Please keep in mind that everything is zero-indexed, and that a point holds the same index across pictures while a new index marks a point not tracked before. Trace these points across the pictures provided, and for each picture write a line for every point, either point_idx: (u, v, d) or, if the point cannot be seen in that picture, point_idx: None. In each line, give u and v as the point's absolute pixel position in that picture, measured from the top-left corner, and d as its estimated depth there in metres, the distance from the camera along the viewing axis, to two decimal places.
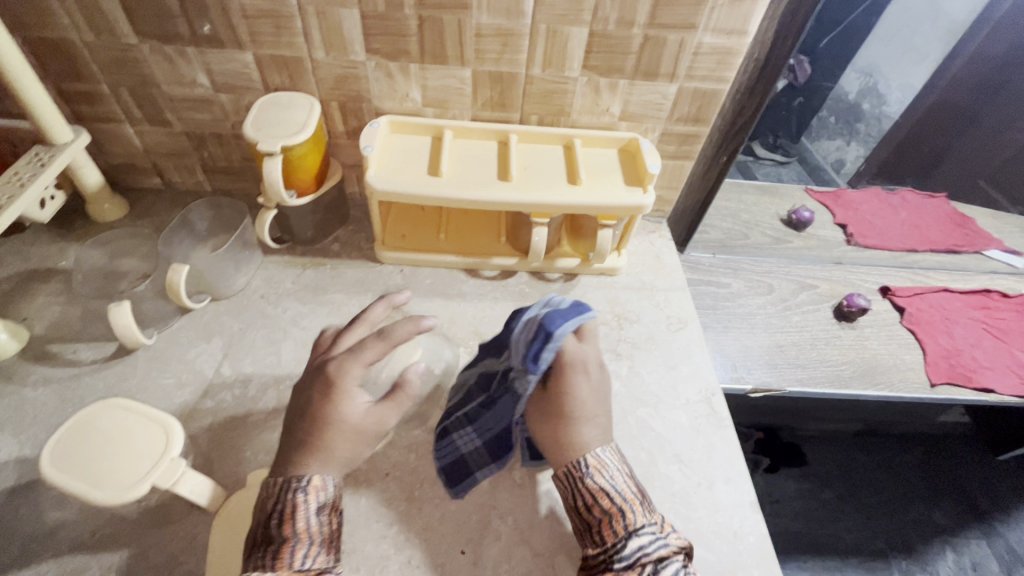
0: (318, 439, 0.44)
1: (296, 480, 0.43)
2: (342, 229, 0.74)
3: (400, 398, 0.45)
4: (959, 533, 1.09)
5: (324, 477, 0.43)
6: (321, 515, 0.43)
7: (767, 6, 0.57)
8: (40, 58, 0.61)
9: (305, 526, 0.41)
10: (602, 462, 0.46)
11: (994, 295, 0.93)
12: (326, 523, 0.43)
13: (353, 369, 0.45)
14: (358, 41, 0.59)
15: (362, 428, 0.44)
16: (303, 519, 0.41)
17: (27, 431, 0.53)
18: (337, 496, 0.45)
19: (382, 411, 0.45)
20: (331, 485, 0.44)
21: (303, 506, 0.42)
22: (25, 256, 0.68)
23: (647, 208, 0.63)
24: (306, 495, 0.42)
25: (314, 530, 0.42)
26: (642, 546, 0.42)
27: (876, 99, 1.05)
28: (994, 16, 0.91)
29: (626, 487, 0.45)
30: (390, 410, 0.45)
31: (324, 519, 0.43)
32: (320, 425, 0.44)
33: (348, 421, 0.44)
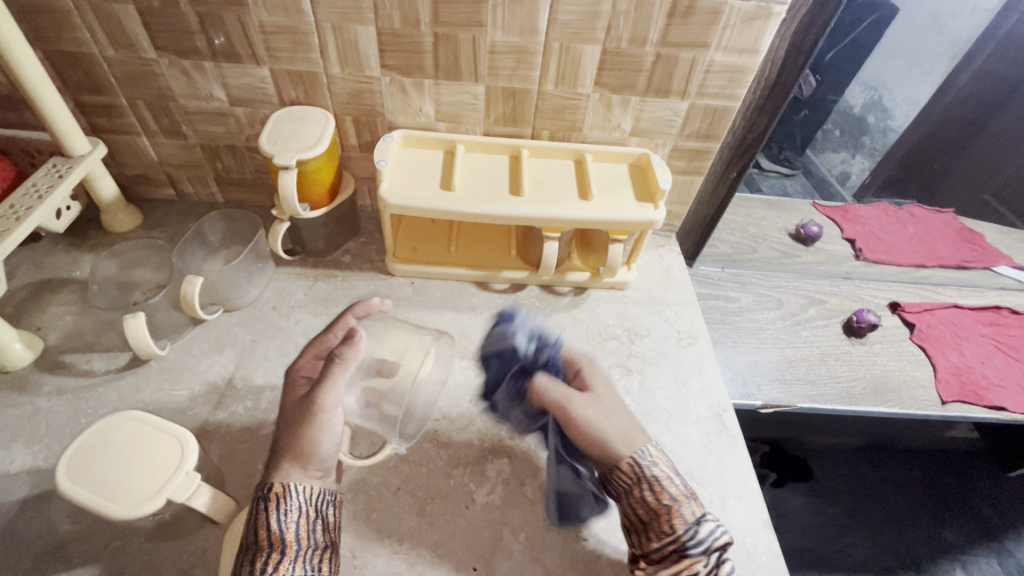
0: (280, 429, 0.48)
1: (262, 488, 0.45)
2: (354, 241, 0.75)
3: (331, 375, 0.48)
4: (970, 551, 1.08)
5: (284, 482, 0.45)
6: (287, 523, 0.44)
7: (779, 26, 0.57)
8: (60, 72, 0.62)
9: (266, 533, 0.43)
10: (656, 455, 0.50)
11: (1004, 311, 0.92)
12: (292, 531, 0.43)
13: (303, 361, 0.53)
14: (373, 57, 0.60)
15: (303, 408, 0.48)
16: (267, 527, 0.43)
17: (40, 442, 0.53)
18: (307, 502, 0.45)
19: (313, 389, 0.48)
20: (292, 490, 0.45)
21: (265, 515, 0.43)
22: (41, 266, 0.68)
23: (658, 223, 0.63)
24: (268, 504, 0.44)
25: (276, 537, 0.43)
26: (710, 532, 0.46)
27: (882, 112, 0.99)
28: (1000, 30, 0.91)
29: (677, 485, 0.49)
30: (324, 385, 0.48)
31: (289, 526, 0.44)
32: (281, 422, 0.49)
33: (293, 410, 0.49)
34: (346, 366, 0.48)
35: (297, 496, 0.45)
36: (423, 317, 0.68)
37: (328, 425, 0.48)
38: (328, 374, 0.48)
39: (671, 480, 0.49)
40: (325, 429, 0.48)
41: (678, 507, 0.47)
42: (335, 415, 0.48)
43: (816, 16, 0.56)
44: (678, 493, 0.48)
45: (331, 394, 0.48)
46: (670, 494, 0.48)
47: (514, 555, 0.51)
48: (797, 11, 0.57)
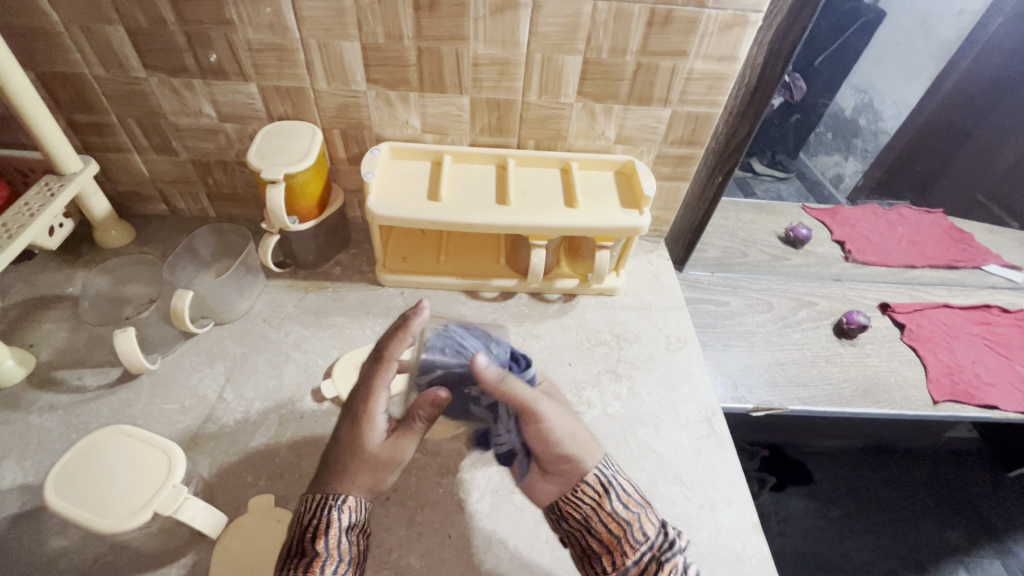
0: (346, 456, 0.48)
1: (332, 498, 0.46)
2: (344, 253, 0.75)
3: (419, 429, 0.49)
4: (973, 552, 1.07)
5: (357, 498, 0.47)
6: (349, 536, 0.45)
7: (755, 33, 0.58)
8: (52, 91, 0.63)
9: (337, 543, 0.44)
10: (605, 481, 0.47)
11: (994, 309, 0.93)
12: (354, 543, 0.45)
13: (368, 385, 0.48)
14: (358, 71, 0.61)
15: (382, 452, 0.48)
16: (336, 537, 0.44)
17: (31, 458, 0.54)
18: (363, 518, 0.47)
19: (398, 441, 0.48)
20: (360, 505, 0.47)
21: (336, 523, 0.44)
22: (35, 283, 0.69)
23: (644, 229, 0.64)
24: (340, 513, 0.45)
25: (344, 548, 0.44)
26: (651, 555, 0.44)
27: (873, 114, 1.01)
28: (983, 35, 0.92)
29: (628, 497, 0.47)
30: (374, 399, 0.49)
31: (351, 538, 0.45)
32: (350, 452, 0.48)
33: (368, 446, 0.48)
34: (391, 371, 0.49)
35: (362, 510, 0.47)
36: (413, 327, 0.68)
37: (388, 445, 0.48)
38: (372, 387, 0.49)
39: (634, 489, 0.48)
40: (393, 469, 0.49)
41: (636, 525, 0.45)
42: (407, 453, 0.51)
43: (792, 23, 0.57)
44: (629, 514, 0.46)
45: (411, 445, 0.49)
46: (620, 516, 0.46)
47: (504, 563, 0.51)
48: (773, 18, 0.58)
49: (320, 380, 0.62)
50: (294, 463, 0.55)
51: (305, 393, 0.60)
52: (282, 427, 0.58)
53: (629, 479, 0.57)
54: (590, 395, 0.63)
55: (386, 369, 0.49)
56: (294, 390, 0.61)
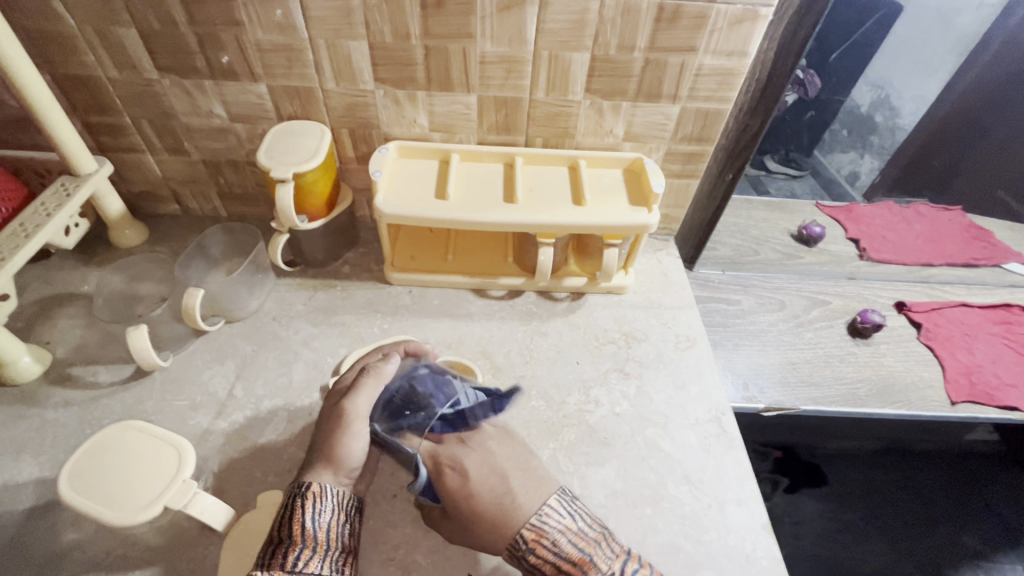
0: (315, 435, 0.50)
1: (299, 486, 0.46)
2: (353, 251, 0.76)
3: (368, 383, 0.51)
4: (993, 557, 1.04)
5: (324, 482, 0.47)
6: (319, 522, 0.45)
7: (766, 27, 0.57)
8: (67, 93, 0.64)
9: (301, 529, 0.43)
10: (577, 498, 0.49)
11: (1015, 308, 0.90)
12: (323, 530, 0.44)
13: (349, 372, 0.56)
14: (366, 70, 0.61)
15: (335, 416, 0.50)
16: (301, 524, 0.44)
17: (47, 452, 0.55)
18: (339, 505, 0.47)
19: (345, 399, 0.50)
20: (328, 491, 0.46)
21: (300, 511, 0.44)
22: (51, 282, 0.70)
23: (652, 227, 0.64)
24: (305, 501, 0.45)
25: (309, 535, 0.44)
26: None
27: (890, 110, 0.98)
28: (1007, 27, 0.89)
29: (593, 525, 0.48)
30: (354, 399, 0.50)
31: (321, 525, 0.45)
32: (325, 428, 0.50)
33: (331, 415, 0.51)
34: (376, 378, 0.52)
35: (330, 496, 0.46)
36: (420, 325, 0.68)
37: (360, 434, 0.49)
38: (357, 387, 0.51)
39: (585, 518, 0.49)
40: (355, 438, 0.49)
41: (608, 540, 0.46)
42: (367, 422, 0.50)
43: (803, 17, 0.56)
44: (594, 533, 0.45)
45: (359, 400, 0.50)
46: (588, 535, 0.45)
47: (510, 560, 0.51)
48: (784, 12, 0.57)
49: (328, 377, 0.62)
50: (302, 459, 0.55)
51: (313, 390, 0.61)
52: (291, 424, 0.58)
53: (637, 478, 0.56)
54: (598, 394, 0.63)
55: (371, 373, 0.52)
56: (303, 387, 0.61)
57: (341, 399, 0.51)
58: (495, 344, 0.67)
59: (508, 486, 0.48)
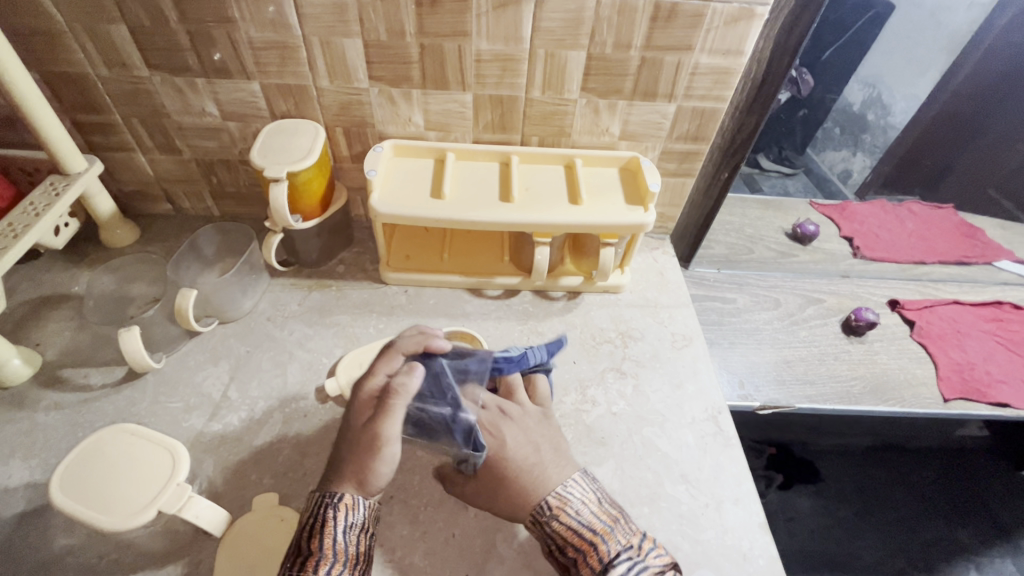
0: (341, 452, 0.48)
1: (331, 496, 0.45)
2: (347, 251, 0.75)
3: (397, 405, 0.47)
4: (984, 552, 1.06)
5: (353, 495, 0.46)
6: (350, 535, 0.44)
7: (762, 26, 0.57)
8: (56, 91, 0.63)
9: (333, 543, 0.43)
10: (564, 500, 0.46)
11: (1006, 306, 0.91)
12: (354, 543, 0.44)
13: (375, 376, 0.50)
14: (361, 68, 0.61)
15: (364, 439, 0.46)
16: (332, 537, 0.43)
17: (38, 456, 0.54)
18: (368, 517, 0.46)
19: (376, 420, 0.47)
20: (361, 503, 0.46)
21: (333, 523, 0.44)
22: (41, 283, 0.69)
23: (649, 226, 0.63)
24: (337, 513, 0.44)
25: (340, 548, 0.43)
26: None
27: (882, 108, 1.00)
28: (997, 26, 0.90)
29: (594, 517, 0.46)
30: (386, 419, 0.46)
31: (351, 538, 0.44)
32: (351, 446, 0.47)
33: (357, 434, 0.47)
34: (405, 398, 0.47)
35: (362, 509, 0.46)
36: (416, 326, 0.68)
37: (389, 458, 0.46)
38: (387, 408, 0.47)
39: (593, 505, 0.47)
40: (384, 461, 0.46)
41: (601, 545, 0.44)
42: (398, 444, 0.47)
43: (798, 16, 0.56)
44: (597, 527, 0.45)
45: (391, 424, 0.46)
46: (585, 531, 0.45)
47: (508, 562, 0.51)
48: (780, 11, 0.57)
49: (324, 378, 0.62)
50: (298, 461, 0.55)
51: (308, 392, 0.60)
52: (286, 426, 0.58)
53: (634, 478, 0.56)
54: (594, 393, 0.63)
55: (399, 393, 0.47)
56: (298, 388, 0.61)
57: (370, 420, 0.47)
58: (491, 344, 0.66)
59: (539, 459, 0.50)
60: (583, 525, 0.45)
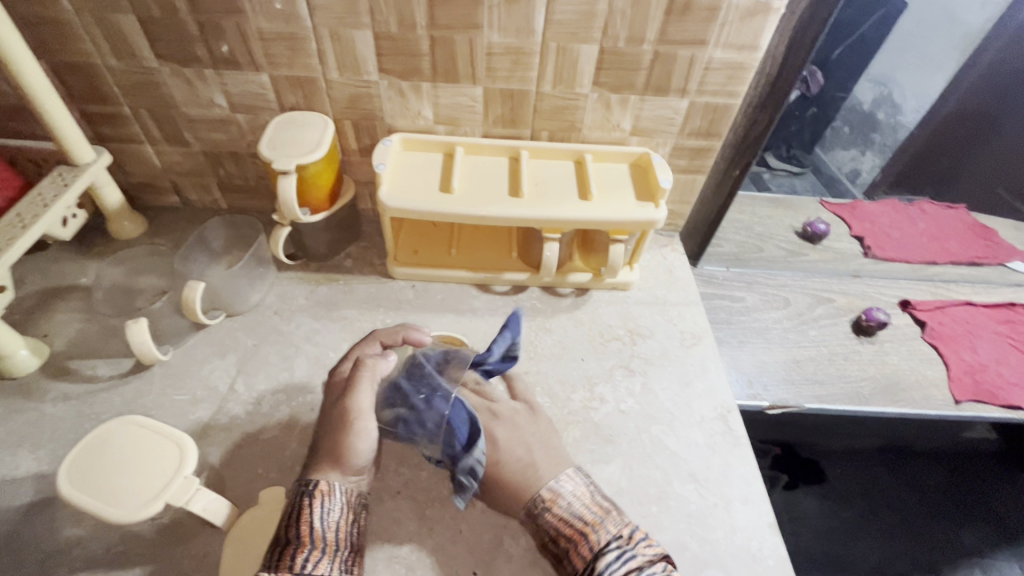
0: (320, 436, 0.49)
1: (305, 485, 0.45)
2: (355, 245, 0.75)
3: (361, 378, 0.49)
4: (991, 555, 1.05)
5: (329, 482, 0.46)
6: (328, 521, 0.44)
7: (777, 21, 0.56)
8: (64, 81, 0.63)
9: (309, 530, 0.43)
10: (557, 495, 0.47)
11: (1019, 308, 0.90)
12: (332, 530, 0.44)
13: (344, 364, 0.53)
14: (371, 60, 0.60)
15: (338, 417, 0.48)
16: (309, 524, 0.43)
17: (45, 447, 0.54)
18: (346, 503, 0.46)
19: (344, 397, 0.48)
20: (336, 490, 0.46)
21: (309, 511, 0.44)
22: (48, 274, 0.69)
23: (659, 223, 0.63)
24: (313, 501, 0.45)
25: (318, 535, 0.43)
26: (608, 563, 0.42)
27: (892, 107, 0.99)
28: (1009, 28, 0.89)
29: (586, 509, 0.46)
30: (353, 392, 0.48)
31: (329, 524, 0.44)
32: (326, 428, 0.49)
33: (331, 415, 0.49)
34: (374, 375, 0.50)
35: (338, 496, 0.46)
36: (423, 320, 0.67)
37: (363, 432, 0.47)
38: (355, 383, 0.49)
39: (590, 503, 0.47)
40: (360, 436, 0.47)
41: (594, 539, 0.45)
42: (370, 419, 0.48)
43: (816, 10, 0.55)
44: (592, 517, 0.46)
45: (360, 398, 0.48)
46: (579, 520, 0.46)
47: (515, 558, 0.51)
48: (796, 6, 0.56)
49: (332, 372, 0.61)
50: (305, 455, 0.55)
51: (315, 385, 0.60)
52: (293, 419, 0.57)
53: (643, 477, 0.56)
54: (603, 390, 0.62)
55: (367, 368, 0.50)
56: (305, 382, 0.60)
57: (341, 398, 0.49)
58: None
59: (531, 459, 0.50)
60: (577, 515, 0.46)
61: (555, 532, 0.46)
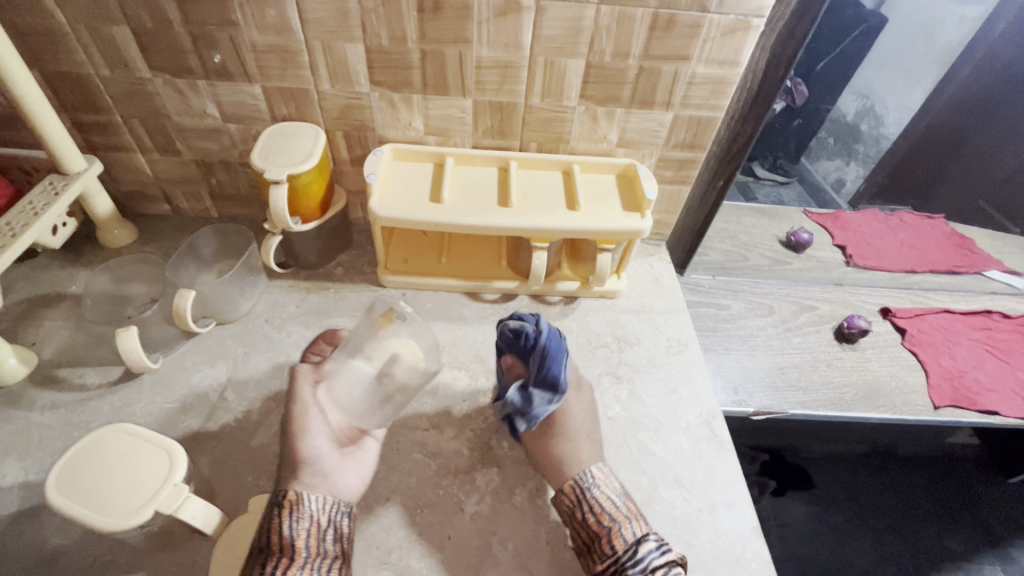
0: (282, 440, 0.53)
1: (275, 496, 0.47)
2: (345, 253, 0.76)
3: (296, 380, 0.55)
4: (973, 559, 1.06)
5: (299, 491, 0.48)
6: (298, 530, 0.46)
7: (758, 38, 0.58)
8: (56, 90, 0.63)
9: (277, 540, 0.45)
10: (604, 476, 0.53)
11: (995, 315, 0.93)
12: (303, 538, 0.46)
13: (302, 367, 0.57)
14: (362, 73, 0.62)
15: (288, 418, 0.53)
16: (280, 533, 0.45)
17: (32, 455, 0.54)
18: (320, 512, 0.48)
19: (290, 396, 0.54)
20: (305, 499, 0.48)
21: (277, 522, 0.46)
22: (37, 282, 0.69)
23: (645, 232, 0.64)
24: (280, 511, 0.47)
25: (287, 544, 0.45)
26: (642, 551, 0.47)
27: (875, 120, 1.02)
28: (989, 37, 0.92)
29: (623, 502, 0.51)
30: (294, 395, 0.54)
31: (300, 532, 0.46)
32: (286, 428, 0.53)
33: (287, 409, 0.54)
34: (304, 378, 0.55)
35: (308, 504, 0.48)
36: None
37: (309, 433, 0.52)
38: (292, 386, 0.54)
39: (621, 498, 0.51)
40: (305, 433, 0.52)
41: (620, 527, 0.49)
42: (310, 416, 0.53)
43: (795, 28, 0.57)
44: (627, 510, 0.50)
45: (299, 399, 0.53)
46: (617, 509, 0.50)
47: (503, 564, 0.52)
48: (775, 24, 0.58)
49: None
50: None
51: None
52: (282, 427, 0.58)
53: (630, 482, 0.57)
54: None
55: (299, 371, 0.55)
56: None
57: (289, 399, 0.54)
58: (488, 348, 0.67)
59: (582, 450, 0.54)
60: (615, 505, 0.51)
61: (594, 511, 0.50)
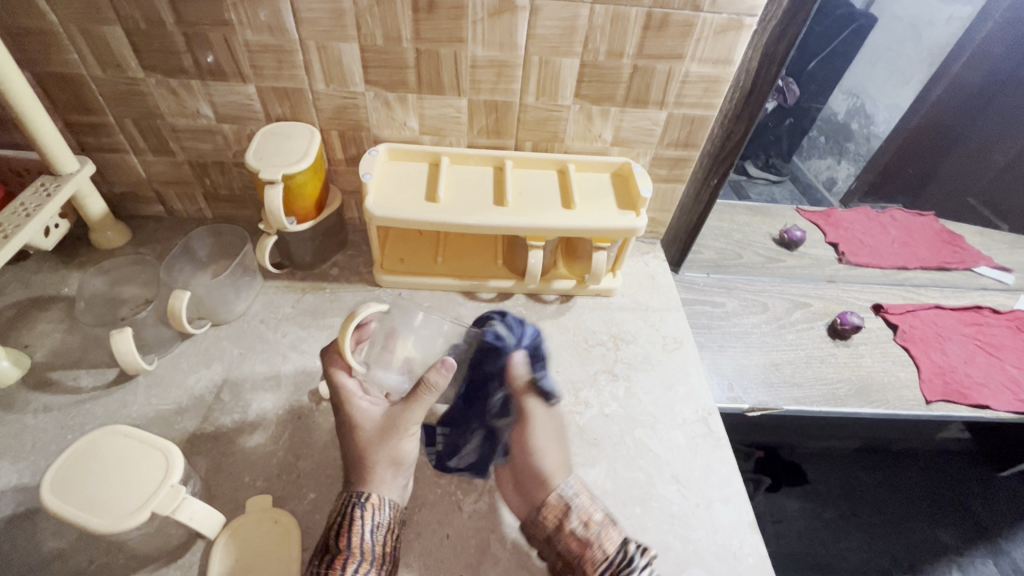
0: (358, 445, 0.51)
1: (357, 496, 0.48)
2: (341, 254, 0.76)
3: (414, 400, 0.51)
4: (966, 552, 1.08)
5: (380, 495, 0.49)
6: (375, 536, 0.47)
7: (749, 37, 0.59)
8: (48, 91, 0.62)
9: (358, 543, 0.46)
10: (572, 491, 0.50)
11: (985, 311, 0.94)
12: (379, 544, 0.47)
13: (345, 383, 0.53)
14: (357, 73, 0.62)
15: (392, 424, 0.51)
16: (359, 536, 0.46)
17: (26, 459, 0.53)
18: (393, 518, 0.49)
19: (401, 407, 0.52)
20: (385, 504, 0.49)
21: (360, 523, 0.47)
22: (30, 284, 0.69)
23: (640, 230, 0.64)
24: (364, 512, 0.48)
25: (367, 548, 0.46)
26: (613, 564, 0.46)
27: (865, 119, 1.01)
28: (976, 38, 0.94)
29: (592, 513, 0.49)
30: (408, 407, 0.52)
31: (376, 538, 0.47)
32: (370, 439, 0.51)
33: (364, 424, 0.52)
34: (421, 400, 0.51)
35: (387, 510, 0.49)
36: None
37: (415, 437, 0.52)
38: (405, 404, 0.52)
39: (595, 508, 0.50)
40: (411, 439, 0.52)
41: (594, 544, 0.47)
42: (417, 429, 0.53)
43: (786, 28, 0.57)
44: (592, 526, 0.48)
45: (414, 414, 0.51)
46: (580, 533, 0.48)
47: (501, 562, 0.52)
48: (767, 22, 0.58)
49: (318, 381, 0.62)
50: (292, 463, 0.55)
51: (301, 394, 0.60)
52: (279, 428, 0.58)
53: (627, 479, 0.57)
54: (587, 395, 0.63)
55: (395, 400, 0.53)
56: (291, 390, 0.61)
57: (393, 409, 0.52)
58: None
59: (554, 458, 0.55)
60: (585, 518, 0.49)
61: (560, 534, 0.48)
